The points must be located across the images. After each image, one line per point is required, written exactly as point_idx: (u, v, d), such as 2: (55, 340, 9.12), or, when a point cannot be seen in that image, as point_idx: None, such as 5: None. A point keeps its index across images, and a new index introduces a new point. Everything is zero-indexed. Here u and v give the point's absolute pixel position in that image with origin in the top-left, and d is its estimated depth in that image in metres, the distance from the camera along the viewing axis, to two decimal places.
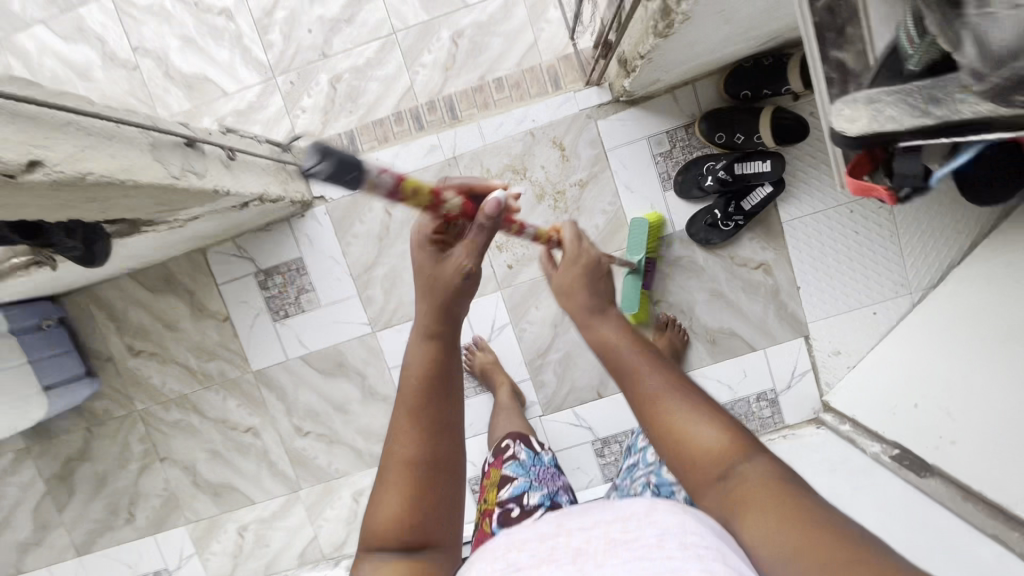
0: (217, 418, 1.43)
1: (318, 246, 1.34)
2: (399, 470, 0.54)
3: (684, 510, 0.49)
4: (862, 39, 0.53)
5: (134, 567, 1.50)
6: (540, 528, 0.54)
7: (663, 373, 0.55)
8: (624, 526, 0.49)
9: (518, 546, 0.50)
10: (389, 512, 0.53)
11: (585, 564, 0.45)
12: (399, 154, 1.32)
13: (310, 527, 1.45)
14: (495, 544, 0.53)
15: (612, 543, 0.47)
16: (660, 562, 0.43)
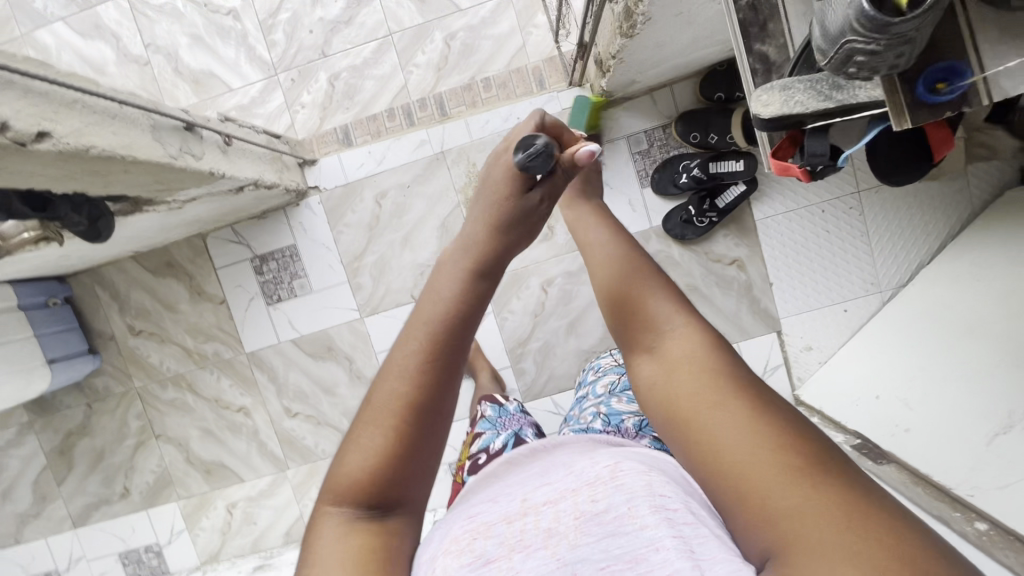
0: (211, 397, 1.49)
1: (312, 234, 1.41)
2: (387, 406, 0.50)
3: (648, 469, 0.48)
4: (781, 35, 0.60)
5: (126, 541, 1.56)
6: (501, 505, 0.52)
7: (626, 261, 0.59)
8: (590, 493, 0.48)
9: (482, 531, 0.49)
10: (365, 455, 0.49)
11: (558, 549, 0.45)
12: (391, 147, 1.39)
13: (296, 506, 1.50)
14: (459, 524, 0.52)
15: (581, 519, 0.47)
16: (636, 537, 0.43)
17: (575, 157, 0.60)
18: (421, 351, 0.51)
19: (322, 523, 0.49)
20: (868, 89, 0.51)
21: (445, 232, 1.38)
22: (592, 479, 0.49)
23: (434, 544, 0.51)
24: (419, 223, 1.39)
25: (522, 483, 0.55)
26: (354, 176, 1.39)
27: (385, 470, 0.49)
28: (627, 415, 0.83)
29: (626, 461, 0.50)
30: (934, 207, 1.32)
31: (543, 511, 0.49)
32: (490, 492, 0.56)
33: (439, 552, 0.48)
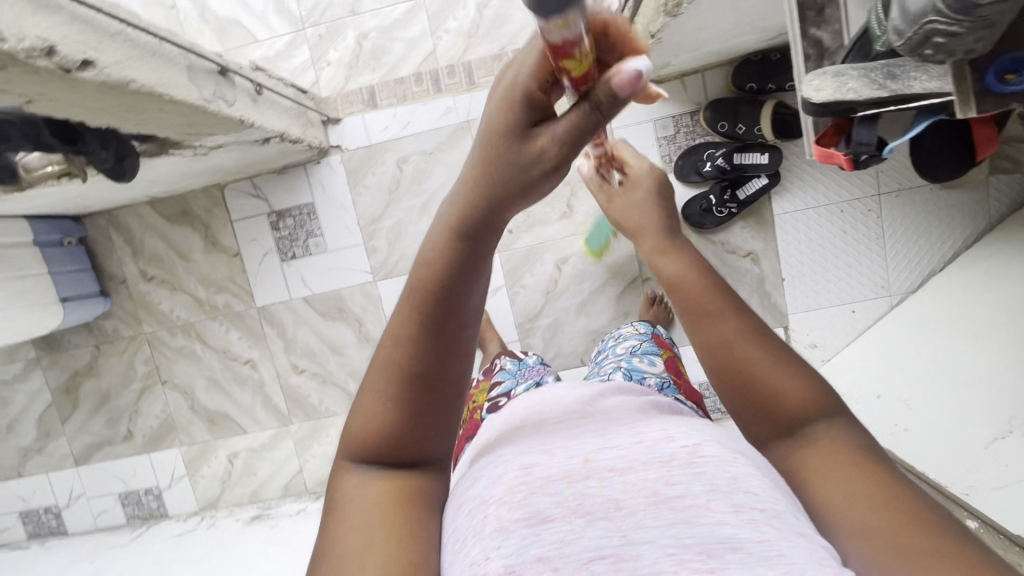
0: (219, 348, 1.50)
1: (330, 193, 1.41)
2: (387, 366, 0.46)
3: (732, 458, 0.46)
4: (838, 22, 0.65)
5: (127, 483, 1.59)
6: (559, 459, 0.48)
7: (756, 337, 0.50)
8: (664, 474, 0.45)
9: (539, 486, 0.45)
10: (375, 417, 0.46)
11: (624, 523, 0.41)
12: (415, 112, 1.38)
13: (297, 461, 1.52)
14: (510, 471, 0.47)
15: (652, 501, 0.43)
16: (712, 530, 0.40)
17: (612, 79, 0.39)
18: (412, 316, 0.45)
19: (341, 483, 0.47)
20: (925, 80, 0.51)
21: None
22: (667, 459, 0.46)
23: (482, 487, 0.48)
24: (439, 191, 1.39)
25: (582, 441, 0.50)
26: (376, 139, 1.38)
27: (392, 433, 0.46)
28: (647, 374, 0.92)
29: (707, 446, 0.48)
30: (952, 217, 1.32)
31: (609, 478, 0.45)
32: (542, 442, 0.52)
33: (489, 500, 0.45)
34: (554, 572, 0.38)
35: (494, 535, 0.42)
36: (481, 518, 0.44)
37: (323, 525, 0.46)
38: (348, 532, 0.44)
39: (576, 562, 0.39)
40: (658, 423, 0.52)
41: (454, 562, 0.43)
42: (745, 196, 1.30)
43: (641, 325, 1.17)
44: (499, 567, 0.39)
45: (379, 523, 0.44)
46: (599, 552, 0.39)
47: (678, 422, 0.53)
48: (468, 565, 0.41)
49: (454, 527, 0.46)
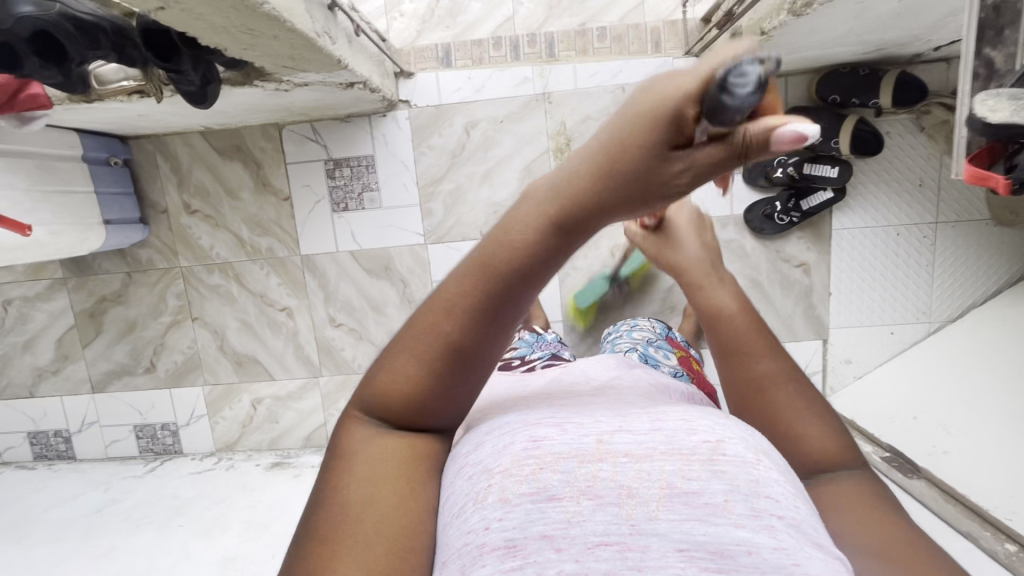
0: (256, 292, 1.47)
1: (393, 149, 1.37)
2: (434, 334, 0.45)
3: (758, 460, 0.42)
4: (1015, 45, 0.71)
5: (144, 416, 1.56)
6: (573, 437, 0.45)
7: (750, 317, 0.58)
8: (683, 467, 0.41)
9: (550, 463, 0.42)
10: (407, 379, 0.46)
11: (634, 512, 0.39)
12: (491, 77, 1.34)
13: (321, 414, 1.52)
14: (517, 442, 0.45)
15: (665, 494, 0.39)
16: (727, 532, 0.37)
17: (769, 134, 0.35)
18: (476, 292, 0.44)
19: (353, 430, 0.48)
20: None
21: (528, 176, 1.37)
22: (687, 451, 0.42)
23: (486, 455, 0.45)
24: (503, 162, 1.37)
25: (598, 422, 0.47)
26: (447, 99, 1.35)
27: (421, 394, 0.46)
28: (662, 363, 0.93)
29: (734, 443, 0.43)
30: (1002, 256, 1.35)
31: (623, 463, 0.42)
32: (555, 415, 0.49)
33: (496, 469, 0.43)
34: (558, 553, 0.36)
35: (497, 505, 0.40)
36: (485, 487, 0.42)
37: (328, 464, 0.48)
38: (355, 480, 0.44)
39: (581, 545, 0.37)
40: (677, 409, 0.49)
41: (457, 524, 0.41)
42: (809, 207, 1.32)
43: (658, 323, 1.18)
44: (499, 540, 0.38)
45: (388, 481, 0.45)
46: (608, 538, 0.37)
47: (704, 411, 0.48)
48: (466, 534, 0.39)
49: (455, 488, 0.45)
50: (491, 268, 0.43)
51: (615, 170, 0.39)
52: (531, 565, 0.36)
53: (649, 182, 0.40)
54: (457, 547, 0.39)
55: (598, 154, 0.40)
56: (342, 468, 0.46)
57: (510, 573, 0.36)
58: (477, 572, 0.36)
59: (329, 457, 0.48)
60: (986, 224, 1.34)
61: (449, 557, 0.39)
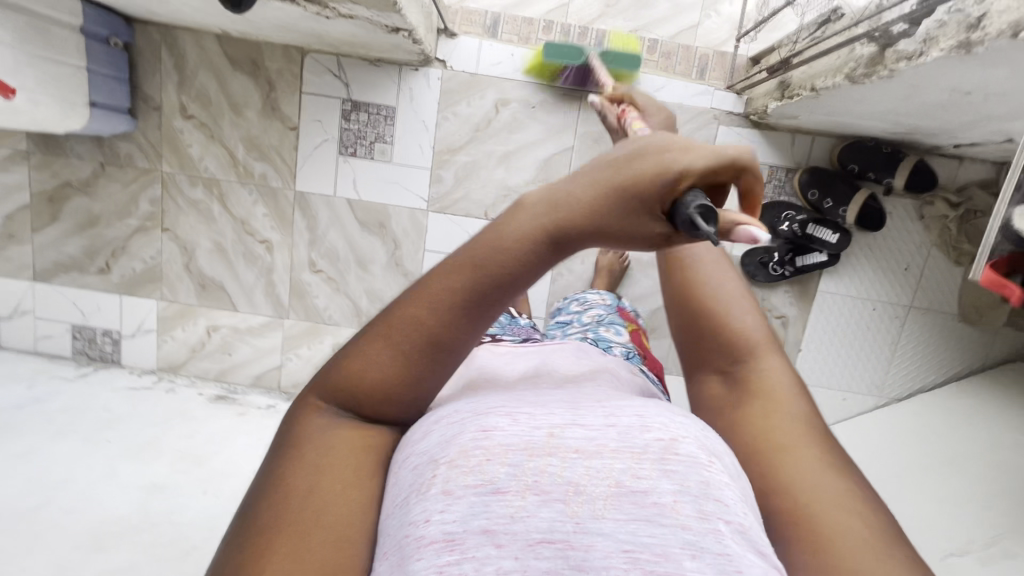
0: (237, 216, 1.39)
1: (417, 106, 1.32)
2: (410, 328, 0.43)
3: (711, 462, 0.38)
4: None
5: (86, 317, 1.46)
6: (524, 428, 0.40)
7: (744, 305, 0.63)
8: (634, 465, 0.38)
9: (497, 454, 0.38)
10: (377, 372, 0.45)
11: (580, 510, 0.36)
12: (535, 58, 1.30)
13: (279, 356, 1.46)
14: (465, 431, 0.41)
15: (613, 494, 0.37)
16: (673, 534, 0.35)
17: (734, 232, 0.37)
18: (459, 289, 0.42)
19: (310, 419, 0.46)
20: None
21: (546, 168, 1.35)
22: (638, 450, 0.38)
23: (433, 442, 0.42)
24: (525, 148, 1.34)
25: (554, 410, 0.43)
26: (485, 70, 1.30)
27: (389, 392, 0.45)
28: (614, 343, 0.83)
29: (688, 442, 0.39)
30: (957, 350, 1.44)
31: (572, 460, 0.38)
32: (514, 399, 0.45)
33: (441, 459, 0.39)
34: (497, 549, 0.35)
35: (439, 497, 0.37)
36: (430, 476, 0.39)
37: (272, 458, 0.46)
38: (299, 471, 0.43)
39: (523, 542, 0.35)
40: (635, 402, 0.44)
41: (400, 514, 0.39)
42: (803, 265, 1.36)
43: (607, 296, 1.09)
44: (438, 534, 0.36)
45: (335, 473, 0.44)
46: (550, 536, 0.35)
47: (656, 404, 0.43)
48: (406, 526, 0.38)
49: (401, 477, 0.42)
50: (481, 269, 0.42)
51: (597, 206, 0.40)
52: (469, 561, 0.34)
53: (622, 232, 0.40)
54: (397, 538, 0.38)
55: (596, 189, 0.40)
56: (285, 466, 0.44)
57: (446, 569, 0.34)
58: (414, 566, 0.35)
59: (275, 451, 0.46)
60: (952, 318, 1.42)
61: (389, 549, 0.38)
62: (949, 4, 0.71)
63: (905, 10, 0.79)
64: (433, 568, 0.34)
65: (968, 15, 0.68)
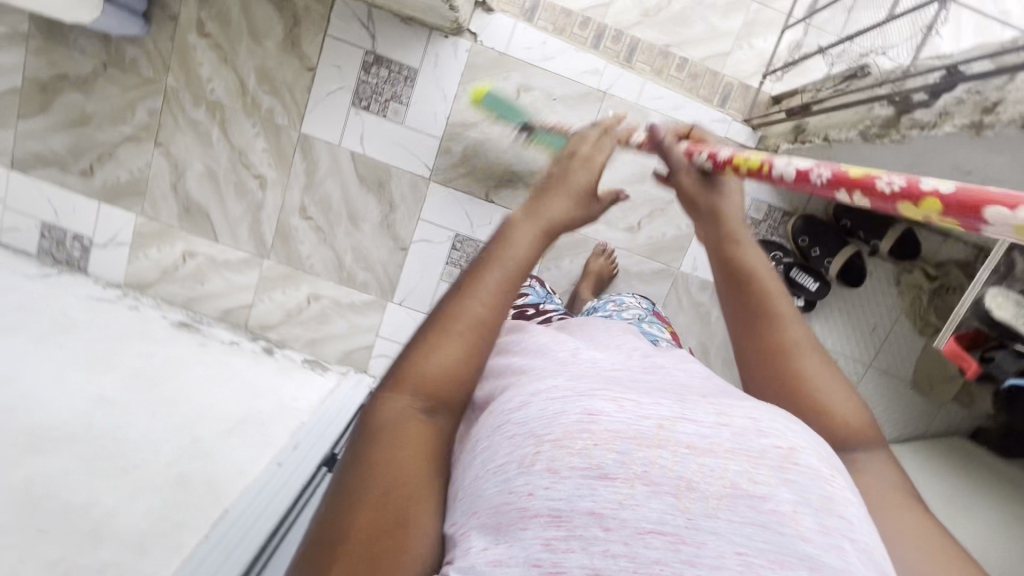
0: (236, 146, 1.36)
1: (438, 74, 1.30)
2: (470, 318, 0.49)
3: (834, 476, 0.37)
4: None
5: (58, 216, 1.41)
6: (631, 416, 0.39)
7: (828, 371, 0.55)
8: (750, 468, 0.35)
9: (604, 439, 0.37)
10: (442, 363, 0.47)
11: (692, 506, 0.34)
12: (565, 51, 1.30)
13: (252, 295, 1.45)
14: (571, 409, 0.39)
15: (726, 496, 0.34)
16: (791, 543, 0.32)
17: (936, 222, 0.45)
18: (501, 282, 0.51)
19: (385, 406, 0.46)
20: None
21: None
22: (755, 453, 0.36)
23: (533, 415, 0.40)
24: None
25: (659, 401, 0.41)
26: (515, 51, 1.29)
27: (453, 380, 0.48)
28: (658, 336, 0.82)
29: (807, 453, 0.37)
30: (905, 415, 1.47)
31: (683, 454, 0.36)
32: (612, 383, 0.43)
33: (545, 436, 0.38)
34: (605, 532, 0.33)
35: (544, 474, 0.36)
36: (533, 453, 0.37)
37: (355, 444, 0.45)
38: (379, 451, 0.43)
39: (629, 530, 0.33)
40: (744, 403, 0.42)
41: (499, 484, 0.37)
42: None
43: (643, 301, 1.08)
44: (544, 509, 0.35)
45: (411, 450, 0.43)
46: (662, 527, 0.33)
47: (768, 408, 0.41)
48: (506, 494, 0.37)
49: (493, 445, 0.41)
50: (514, 264, 0.52)
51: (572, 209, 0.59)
52: (576, 540, 0.33)
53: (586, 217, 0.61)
54: (493, 503, 0.37)
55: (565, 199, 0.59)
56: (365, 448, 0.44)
57: (551, 546, 0.33)
58: (519, 534, 0.35)
59: (357, 436, 0.46)
60: (905, 383, 1.46)
61: (482, 510, 0.37)
62: (971, 84, 0.74)
63: (928, 81, 0.81)
64: (539, 541, 0.34)
65: (985, 98, 0.72)
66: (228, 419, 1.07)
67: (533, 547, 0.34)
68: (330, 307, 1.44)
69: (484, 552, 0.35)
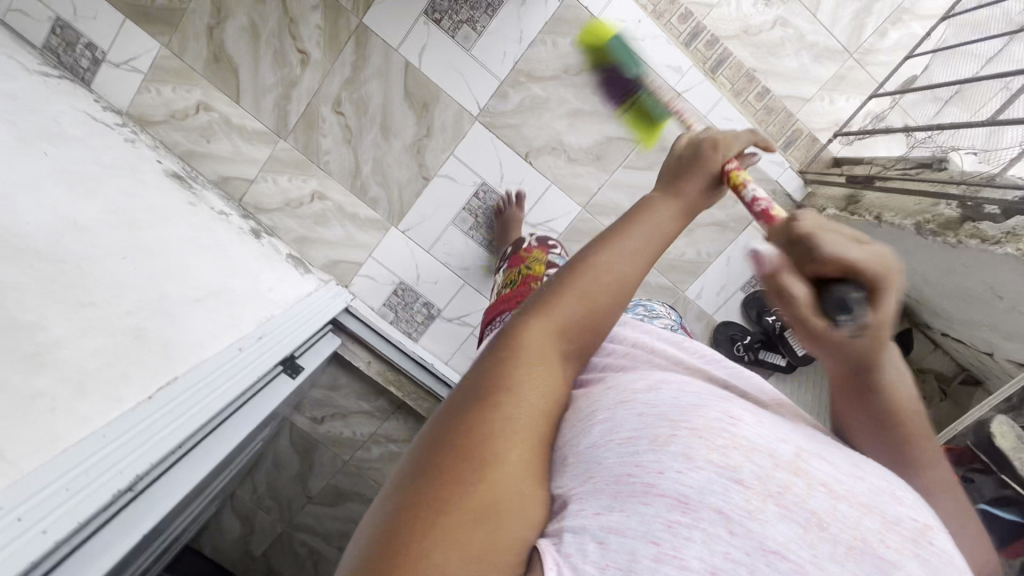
0: (289, 12, 1.25)
1: (522, 13, 1.22)
2: (612, 274, 0.48)
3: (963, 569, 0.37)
4: None
5: (76, 18, 1.29)
6: (771, 436, 0.40)
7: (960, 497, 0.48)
8: (882, 530, 0.36)
9: (745, 446, 0.38)
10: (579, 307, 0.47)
11: (819, 544, 0.35)
12: (656, 37, 1.24)
13: (256, 171, 1.37)
14: (710, 407, 0.41)
15: (856, 546, 0.35)
16: None
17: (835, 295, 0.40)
18: (647, 256, 0.50)
19: (521, 337, 0.46)
20: None
21: (604, 146, 1.30)
22: (889, 517, 0.37)
23: (667, 401, 0.42)
24: (597, 116, 1.28)
25: (791, 431, 0.43)
26: (607, 19, 1.22)
27: (587, 327, 0.48)
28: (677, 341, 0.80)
29: (940, 536, 0.38)
30: None
31: (819, 491, 0.37)
32: (739, 401, 0.45)
33: (683, 423, 0.40)
34: (730, 535, 0.35)
35: (679, 458, 0.38)
36: (669, 431, 0.39)
37: (479, 370, 0.45)
38: (515, 394, 0.43)
39: (759, 546, 0.35)
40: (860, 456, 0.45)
41: (621, 450, 0.40)
42: (762, 359, 1.35)
43: (672, 311, 1.00)
44: (673, 490, 0.37)
45: (536, 394, 0.44)
46: (786, 550, 0.35)
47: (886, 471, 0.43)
48: (631, 464, 0.39)
49: (617, 418, 0.43)
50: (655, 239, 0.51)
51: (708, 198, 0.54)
52: (698, 530, 0.35)
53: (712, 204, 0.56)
54: (615, 472, 0.39)
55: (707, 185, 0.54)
56: (505, 367, 0.44)
57: (675, 525, 0.35)
58: (639, 507, 0.37)
59: (494, 351, 0.46)
60: None
61: (599, 477, 0.40)
62: None
63: (1006, 197, 0.84)
64: (661, 520, 0.36)
65: None
66: (198, 287, 1.01)
67: (654, 525, 0.36)
68: (332, 212, 1.38)
69: (597, 518, 0.37)
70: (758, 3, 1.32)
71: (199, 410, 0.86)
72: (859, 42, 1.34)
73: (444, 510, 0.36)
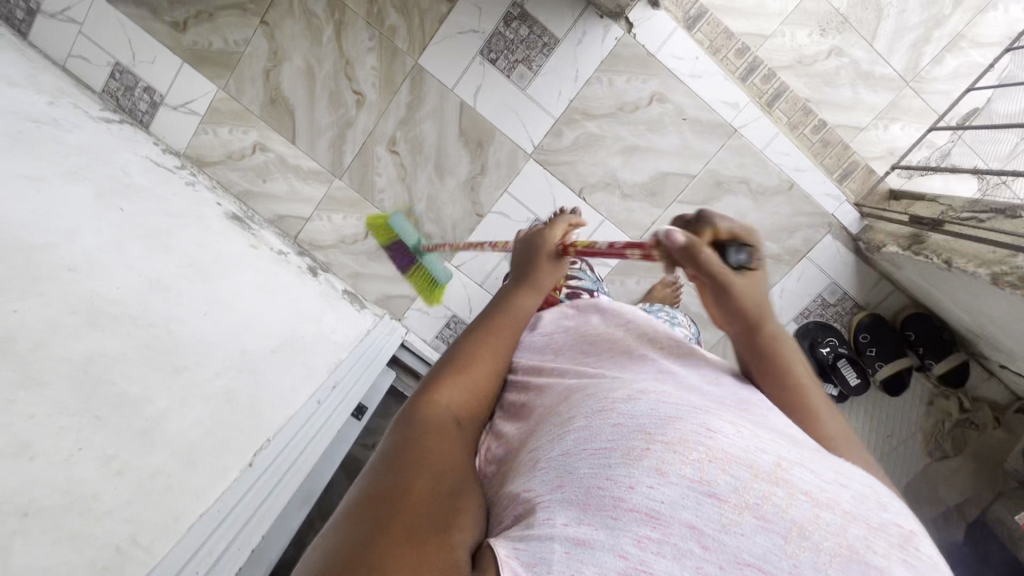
0: (346, 54, 1.27)
1: (579, 53, 1.22)
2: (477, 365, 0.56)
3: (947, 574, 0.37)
4: None
5: (135, 62, 1.31)
6: (751, 445, 0.40)
7: None
8: (869, 537, 0.36)
9: (721, 460, 0.39)
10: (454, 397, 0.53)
11: (800, 553, 0.35)
12: (713, 74, 1.23)
13: (311, 210, 1.38)
14: (686, 420, 0.42)
15: (840, 554, 0.35)
16: None
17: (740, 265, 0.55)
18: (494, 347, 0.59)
19: (424, 411, 0.50)
20: None
21: (658, 182, 1.30)
22: (875, 523, 0.37)
23: (643, 412, 0.43)
24: (653, 153, 1.28)
25: (780, 441, 0.42)
26: (665, 57, 1.22)
27: (471, 405, 0.54)
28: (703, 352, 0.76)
29: (925, 542, 0.38)
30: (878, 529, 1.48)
31: (801, 500, 0.37)
32: (725, 408, 0.45)
33: (658, 436, 0.41)
34: (703, 550, 0.36)
35: (651, 473, 0.39)
36: (643, 447, 0.40)
37: (399, 434, 0.48)
38: (430, 447, 0.46)
39: (731, 558, 0.35)
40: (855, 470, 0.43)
41: (585, 463, 0.41)
42: None
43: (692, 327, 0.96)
44: (642, 505, 0.37)
45: (450, 446, 0.47)
46: (763, 563, 0.35)
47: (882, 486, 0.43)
48: (608, 482, 0.39)
49: (593, 427, 0.44)
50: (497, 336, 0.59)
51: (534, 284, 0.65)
52: (668, 545, 0.36)
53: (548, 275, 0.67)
54: (585, 484, 0.40)
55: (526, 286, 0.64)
56: (419, 434, 0.47)
57: (645, 540, 0.36)
58: (610, 520, 0.37)
59: (401, 423, 0.49)
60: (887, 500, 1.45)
61: (567, 487, 0.41)
62: None
63: None
64: (631, 534, 0.36)
65: None
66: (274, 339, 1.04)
67: (625, 539, 0.36)
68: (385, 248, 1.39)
69: (565, 528, 0.37)
70: (812, 34, 1.31)
71: (292, 473, 0.91)
72: (915, 71, 1.32)
73: (377, 540, 0.36)
